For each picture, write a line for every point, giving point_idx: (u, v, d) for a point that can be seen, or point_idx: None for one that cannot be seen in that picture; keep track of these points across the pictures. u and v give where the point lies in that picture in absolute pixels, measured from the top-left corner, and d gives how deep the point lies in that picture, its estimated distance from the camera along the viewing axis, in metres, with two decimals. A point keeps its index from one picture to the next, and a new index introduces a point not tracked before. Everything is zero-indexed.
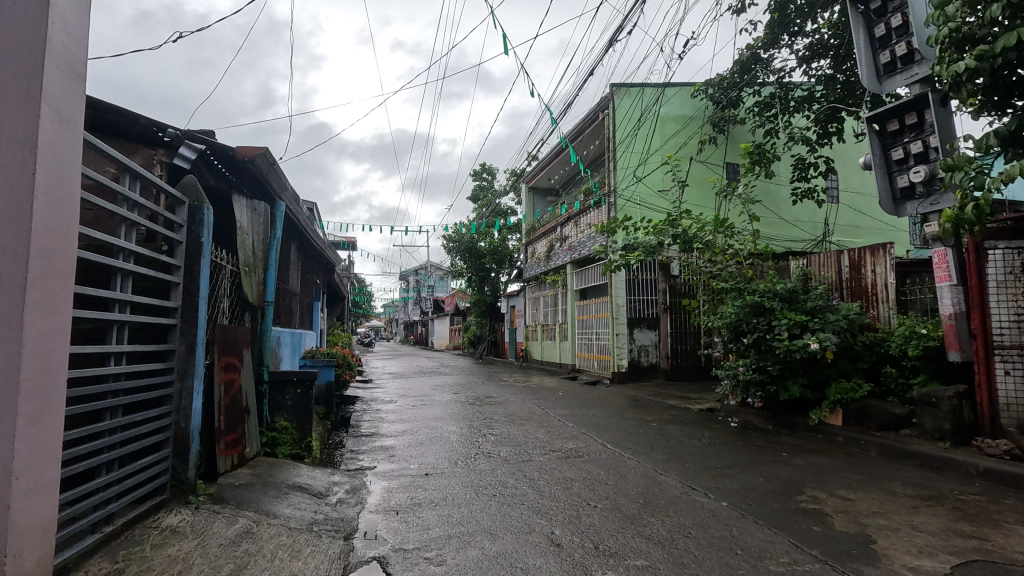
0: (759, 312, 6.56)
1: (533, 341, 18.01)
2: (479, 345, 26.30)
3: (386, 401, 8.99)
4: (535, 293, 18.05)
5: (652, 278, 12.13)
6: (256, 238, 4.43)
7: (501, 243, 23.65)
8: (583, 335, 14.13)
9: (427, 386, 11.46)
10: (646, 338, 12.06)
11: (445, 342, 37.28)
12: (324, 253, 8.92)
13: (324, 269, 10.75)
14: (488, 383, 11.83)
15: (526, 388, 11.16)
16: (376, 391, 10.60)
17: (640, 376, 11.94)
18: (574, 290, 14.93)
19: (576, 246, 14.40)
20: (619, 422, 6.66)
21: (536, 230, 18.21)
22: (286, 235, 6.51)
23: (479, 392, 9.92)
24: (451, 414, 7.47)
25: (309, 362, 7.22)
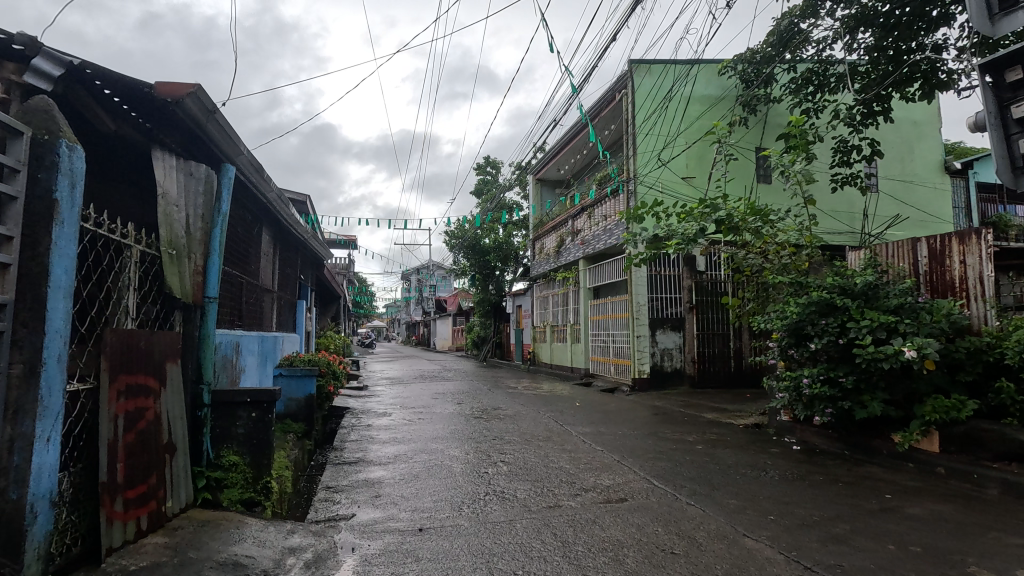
0: (828, 311, 5.41)
1: (541, 344, 16.88)
2: (483, 347, 25.22)
3: (380, 415, 7.85)
4: (543, 292, 16.94)
5: (675, 275, 11.00)
6: (191, 211, 3.30)
7: (506, 240, 22.57)
8: (598, 337, 13.00)
9: (428, 394, 10.34)
10: (669, 341, 10.93)
11: (445, 343, 36.27)
12: (308, 244, 7.82)
13: (312, 263, 9.64)
14: (496, 392, 10.71)
15: (539, 397, 10.04)
16: (371, 401, 9.48)
17: (663, 383, 10.79)
18: (587, 288, 13.79)
19: (589, 240, 13.25)
20: (657, 444, 5.53)
21: (543, 224, 17.07)
22: (254, 218, 5.38)
23: (486, 403, 8.78)
24: (454, 432, 6.33)
25: (285, 372, 6.13)
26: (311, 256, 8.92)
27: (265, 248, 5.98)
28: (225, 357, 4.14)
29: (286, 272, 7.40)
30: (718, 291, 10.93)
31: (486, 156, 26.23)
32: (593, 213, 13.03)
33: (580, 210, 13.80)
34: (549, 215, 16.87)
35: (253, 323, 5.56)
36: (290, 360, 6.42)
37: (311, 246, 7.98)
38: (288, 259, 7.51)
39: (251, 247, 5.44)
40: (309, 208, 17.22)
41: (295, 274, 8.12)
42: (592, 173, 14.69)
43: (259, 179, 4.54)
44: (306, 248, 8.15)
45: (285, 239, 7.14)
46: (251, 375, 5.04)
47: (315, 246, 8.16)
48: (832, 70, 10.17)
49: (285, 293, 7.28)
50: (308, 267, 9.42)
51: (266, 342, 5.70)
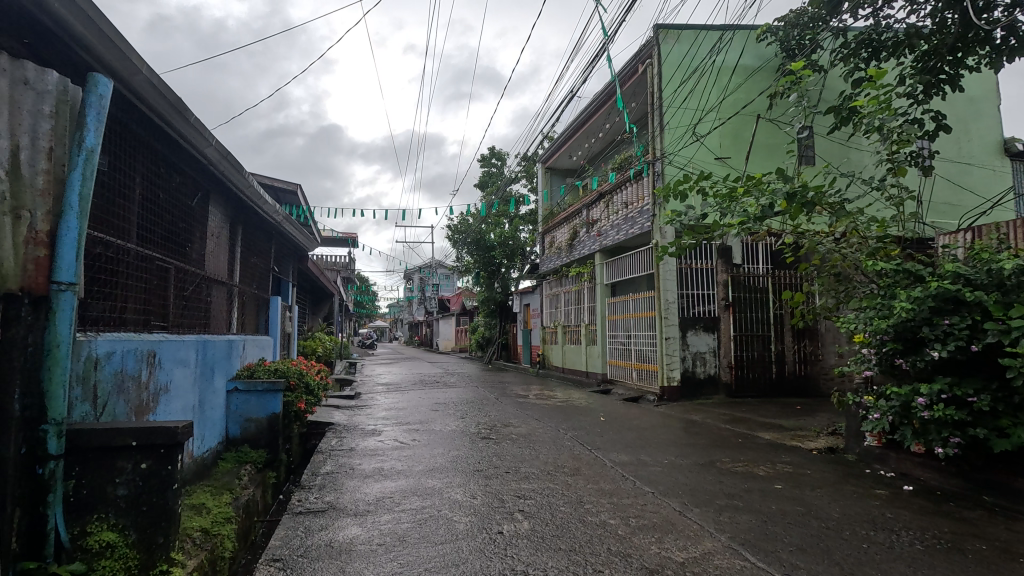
0: (949, 308, 4.12)
1: (551, 346, 15.59)
2: (488, 348, 23.92)
3: (369, 434, 6.54)
4: (553, 289, 15.64)
5: (709, 267, 9.72)
6: (16, 141, 2.00)
7: (513, 234, 21.29)
8: (619, 339, 11.70)
9: (427, 405, 9.05)
10: (702, 343, 9.58)
11: (449, 344, 35.10)
12: (281, 226, 6.51)
13: (291, 254, 8.35)
14: (504, 401, 9.42)
15: (555, 408, 8.76)
16: (362, 413, 8.20)
17: (695, 392, 9.46)
18: (605, 285, 12.49)
19: (606, 231, 11.93)
20: (724, 482, 4.23)
21: (554, 215, 15.75)
22: (189, 187, 4.09)
23: (495, 418, 7.48)
24: (457, 461, 5.02)
25: (244, 386, 4.86)
26: (287, 243, 7.60)
27: (213, 227, 4.69)
28: (120, 373, 2.83)
29: (249, 260, 6.09)
30: (757, 287, 9.69)
31: (491, 147, 24.91)
32: (610, 200, 11.70)
33: (595, 198, 12.47)
34: (560, 205, 15.56)
35: (194, 322, 4.28)
36: (250, 372, 5.11)
37: (284, 229, 6.68)
38: (253, 244, 6.21)
39: (188, 223, 4.15)
40: (302, 199, 15.98)
41: (266, 262, 6.81)
42: (608, 158, 13.34)
43: (179, 121, 3.25)
44: (279, 232, 6.85)
45: (246, 219, 5.83)
46: (182, 394, 3.74)
47: (290, 230, 6.87)
48: (891, 32, 8.72)
49: (246, 286, 5.98)
50: (285, 257, 8.12)
51: (212, 349, 4.39)
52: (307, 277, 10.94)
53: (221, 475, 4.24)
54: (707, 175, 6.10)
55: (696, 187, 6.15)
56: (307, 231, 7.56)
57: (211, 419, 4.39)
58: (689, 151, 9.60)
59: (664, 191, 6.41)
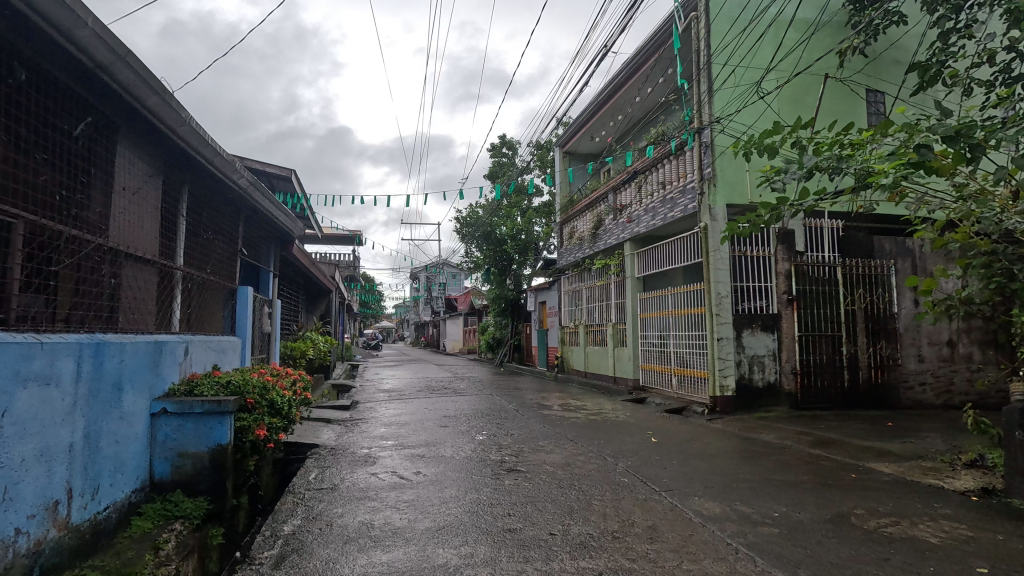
0: None
1: (572, 347, 14.12)
2: (499, 350, 22.48)
3: (360, 461, 5.09)
4: (574, 285, 14.16)
5: (766, 256, 8.23)
6: None
7: (525, 228, 19.82)
8: (657, 340, 10.22)
9: (435, 418, 7.61)
10: (759, 344, 8.03)
11: (456, 346, 33.71)
12: (249, 196, 5.09)
13: (269, 237, 6.91)
14: (526, 414, 7.97)
15: (590, 422, 7.30)
16: (357, 430, 6.76)
17: (752, 403, 7.93)
18: (637, 278, 11.01)
19: (638, 218, 10.45)
20: (895, 562, 2.73)
21: (574, 204, 14.27)
22: (61, 102, 2.67)
23: (519, 438, 6.00)
24: (479, 515, 3.54)
25: (178, 407, 3.42)
26: (261, 220, 6.17)
27: (127, 178, 3.28)
28: None
29: (201, 236, 4.65)
30: (825, 278, 8.21)
31: (501, 136, 23.41)
32: (643, 182, 10.22)
33: (623, 180, 10.99)
34: (582, 192, 14.08)
35: (86, 311, 2.87)
36: (189, 388, 3.66)
37: (253, 201, 5.27)
38: (208, 215, 4.78)
39: (67, 162, 2.75)
40: (296, 187, 14.58)
41: (231, 241, 5.40)
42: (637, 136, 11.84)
43: None
44: (249, 204, 5.44)
45: (196, 180, 4.41)
46: (39, 427, 2.30)
47: (263, 202, 5.46)
48: None
49: (196, 268, 4.55)
50: (262, 239, 6.71)
51: (112, 357, 2.92)
52: (294, 268, 9.51)
53: (123, 548, 2.74)
54: (803, 124, 4.63)
55: (789, 140, 4.67)
56: (286, 207, 6.13)
57: (117, 459, 2.96)
58: (742, 117, 8.11)
59: (741, 147, 4.94)
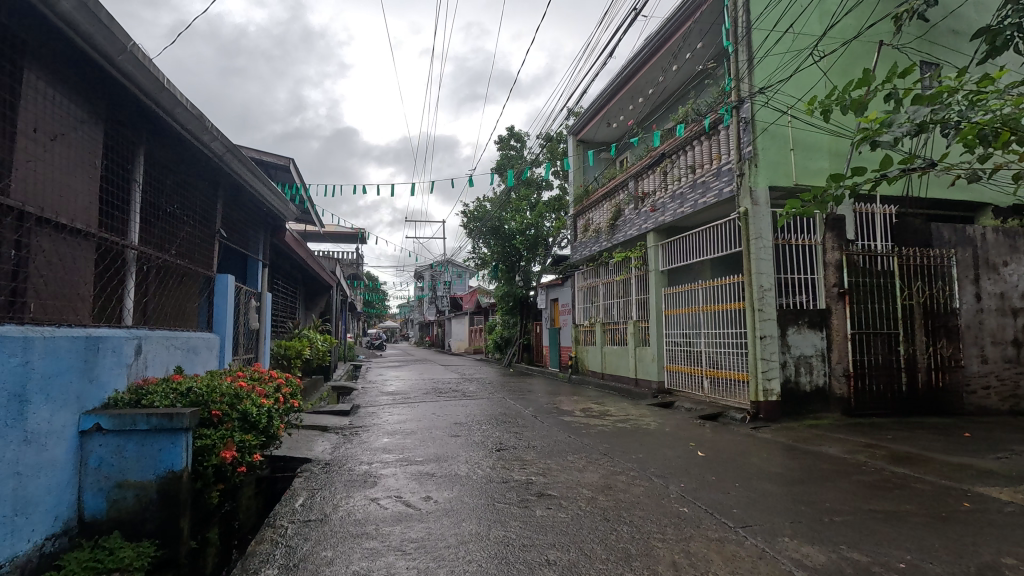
0: None
1: (587, 347, 13.29)
2: (507, 350, 21.64)
3: (357, 482, 4.27)
4: (589, 281, 13.33)
5: (813, 245, 7.38)
6: None
7: (535, 222, 18.98)
8: (686, 340, 9.38)
9: (444, 425, 6.80)
10: (807, 343, 7.17)
11: (461, 346, 32.95)
12: (228, 166, 4.29)
13: (257, 221, 6.13)
14: (546, 420, 7.14)
15: (620, 430, 6.48)
16: (356, 440, 5.94)
17: (799, 408, 7.08)
18: (661, 272, 10.18)
19: (663, 206, 9.61)
20: None
21: (590, 194, 13.42)
22: None
23: (543, 451, 5.18)
24: (510, 564, 2.72)
25: (118, 421, 2.62)
26: (246, 198, 5.36)
27: (40, 117, 2.49)
28: None
29: (165, 210, 3.85)
30: (879, 270, 7.36)
31: (509, 128, 22.54)
32: (669, 166, 9.39)
33: (647, 166, 10.15)
34: (598, 182, 13.24)
35: None
36: (137, 398, 2.86)
37: (233, 173, 4.45)
38: (174, 185, 3.97)
39: None
40: (296, 177, 13.80)
41: (207, 220, 4.59)
42: (660, 119, 11.01)
43: None
44: (230, 178, 4.64)
45: (156, 139, 3.61)
46: None
47: (246, 175, 4.66)
48: None
49: (157, 249, 3.75)
50: (246, 221, 5.90)
51: (8, 359, 2.13)
52: (287, 257, 8.70)
53: None
54: (901, 72, 3.80)
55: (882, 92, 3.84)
56: (274, 183, 5.32)
57: (17, 498, 2.16)
58: (787, 89, 7.28)
59: (818, 103, 4.12)
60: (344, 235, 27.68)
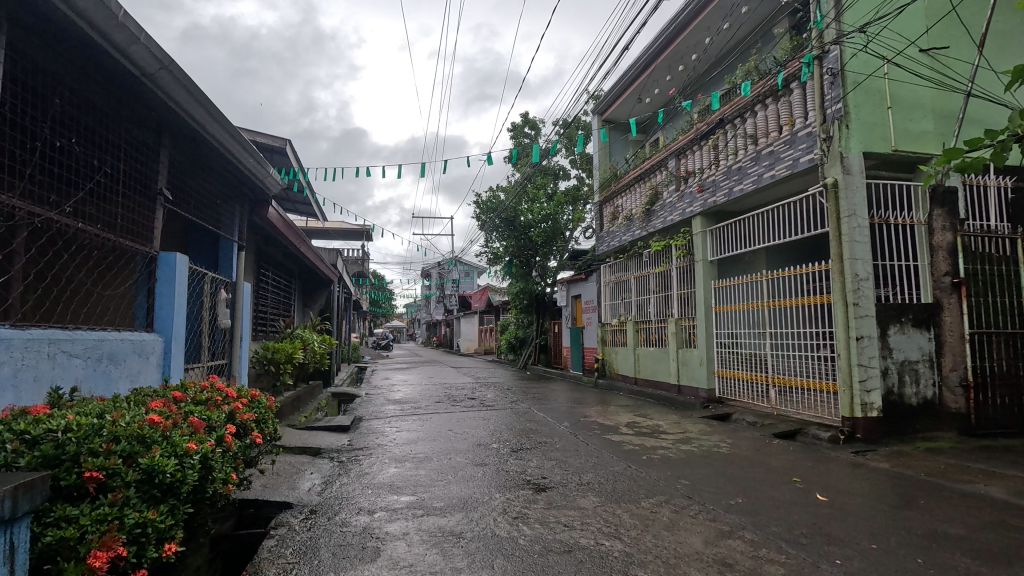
0: None
1: (616, 349, 11.97)
2: (522, 351, 20.33)
3: (352, 549, 2.94)
4: (618, 275, 12.00)
5: (915, 226, 6.01)
6: None
7: (553, 213, 17.65)
8: (742, 341, 8.03)
9: (467, 447, 5.48)
10: (911, 346, 5.80)
11: (471, 346, 31.75)
12: (168, 98, 3.03)
13: (226, 190, 4.89)
14: (590, 439, 5.83)
15: (689, 455, 5.15)
16: (355, 471, 4.64)
17: (904, 427, 5.70)
18: (710, 262, 8.79)
19: (715, 185, 8.26)
20: None
21: (619, 179, 12.07)
22: None
23: (606, 493, 3.85)
24: None
25: None
26: (210, 156, 4.11)
27: None
28: None
29: (43, 144, 2.61)
30: (999, 255, 5.97)
31: (523, 115, 21.21)
32: (726, 137, 8.05)
33: (693, 139, 8.80)
34: (628, 164, 11.89)
35: None
36: None
37: (178, 111, 3.19)
38: (68, 112, 2.73)
39: None
40: (294, 161, 12.56)
41: (141, 177, 3.33)
42: (703, 89, 9.67)
43: None
44: (177, 120, 3.38)
45: (29, 33, 2.37)
46: None
47: (200, 118, 3.40)
48: None
49: (25, 201, 2.46)
50: (212, 189, 4.64)
51: None
52: (276, 243, 7.44)
53: None
54: None
55: None
56: (246, 138, 4.07)
57: None
58: (883, 34, 5.97)
59: None
60: (348, 231, 26.42)
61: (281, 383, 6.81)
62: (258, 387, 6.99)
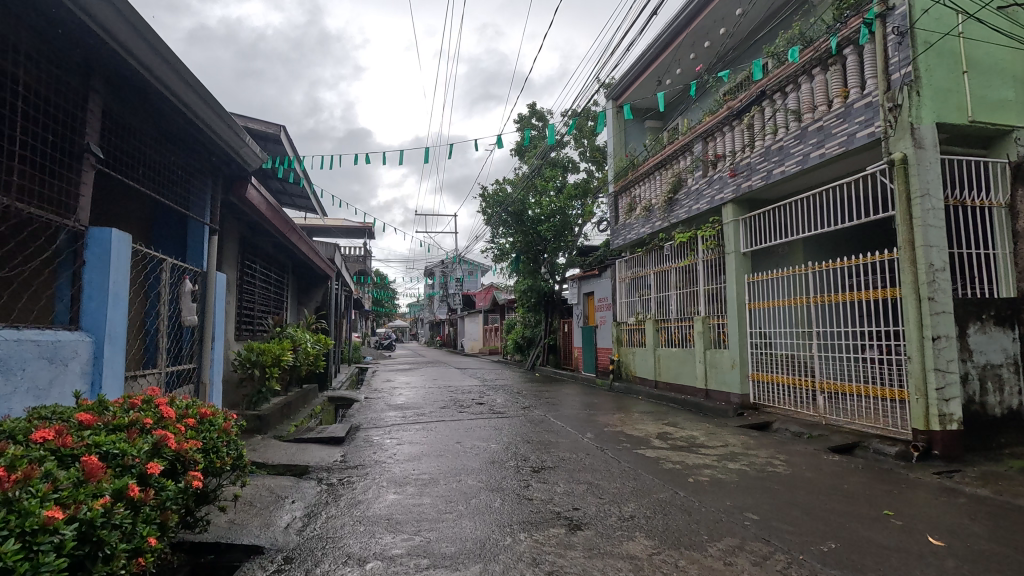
0: None
1: (633, 349, 11.17)
2: (530, 351, 19.55)
3: None
4: (635, 270, 11.22)
5: (993, 209, 5.22)
6: None
7: (562, 207, 16.86)
8: (782, 341, 7.23)
9: (479, 464, 4.70)
10: (994, 347, 5.01)
11: (475, 346, 30.97)
12: (81, 12, 2.39)
13: (193, 163, 4.22)
14: (622, 455, 5.05)
15: (742, 476, 4.36)
16: (346, 498, 3.86)
17: (988, 441, 4.91)
18: (743, 254, 7.98)
19: (752, 167, 7.47)
20: None
21: (636, 167, 11.27)
22: None
23: (657, 532, 3.08)
24: None
25: None
26: (163, 112, 3.46)
27: None
28: None
29: None
30: None
31: (530, 106, 20.39)
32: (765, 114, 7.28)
33: (725, 118, 8.01)
34: (647, 152, 11.09)
35: None
36: None
37: (99, 34, 2.56)
38: None
39: None
40: (289, 149, 11.81)
41: (56, 122, 2.71)
42: (738, 61, 8.86)
43: None
44: (105, 53, 2.75)
45: None
46: None
47: (136, 51, 2.78)
48: None
49: None
50: (173, 159, 3.97)
51: None
52: (262, 232, 6.72)
53: None
54: None
55: None
56: (205, 89, 3.42)
57: None
58: None
59: None
60: (350, 228, 25.58)
61: (267, 389, 6.04)
62: (242, 393, 6.22)
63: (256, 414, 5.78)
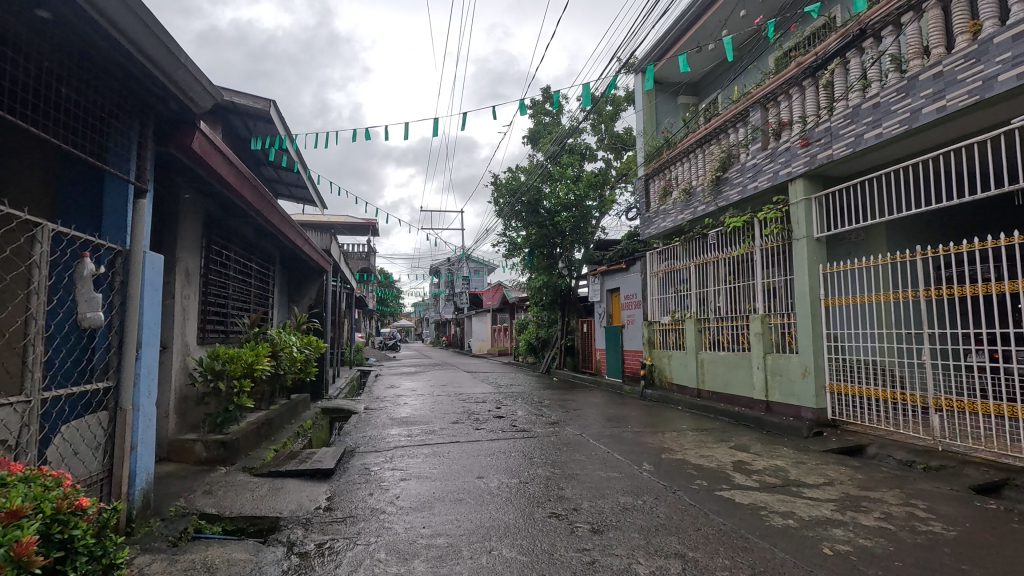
0: None
1: (669, 352, 9.84)
2: (545, 353, 18.24)
3: None
4: (671, 263, 9.89)
5: None
6: None
7: (580, 197, 15.52)
8: (874, 346, 5.89)
9: (514, 520, 3.38)
10: None
11: (484, 346, 29.67)
12: None
13: (104, 86, 2.96)
14: (706, 501, 3.73)
15: (896, 542, 3.04)
16: None
17: None
18: (816, 240, 6.63)
19: (834, 132, 6.14)
20: None
21: (672, 147, 9.89)
22: None
23: None
24: None
25: None
26: None
27: None
28: None
29: None
30: None
31: (544, 91, 18.99)
32: (856, 66, 5.96)
33: (794, 77, 6.70)
34: (683, 129, 9.70)
35: None
36: None
37: None
38: None
39: None
40: (281, 128, 10.54)
41: None
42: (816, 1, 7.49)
43: None
44: None
45: None
46: None
47: None
48: None
49: None
50: (57, 74, 2.75)
51: None
52: (236, 212, 5.52)
53: None
54: None
55: None
56: None
57: None
58: None
59: None
60: (353, 224, 24.32)
61: (236, 406, 4.75)
62: (205, 411, 4.93)
63: (220, 440, 4.50)
